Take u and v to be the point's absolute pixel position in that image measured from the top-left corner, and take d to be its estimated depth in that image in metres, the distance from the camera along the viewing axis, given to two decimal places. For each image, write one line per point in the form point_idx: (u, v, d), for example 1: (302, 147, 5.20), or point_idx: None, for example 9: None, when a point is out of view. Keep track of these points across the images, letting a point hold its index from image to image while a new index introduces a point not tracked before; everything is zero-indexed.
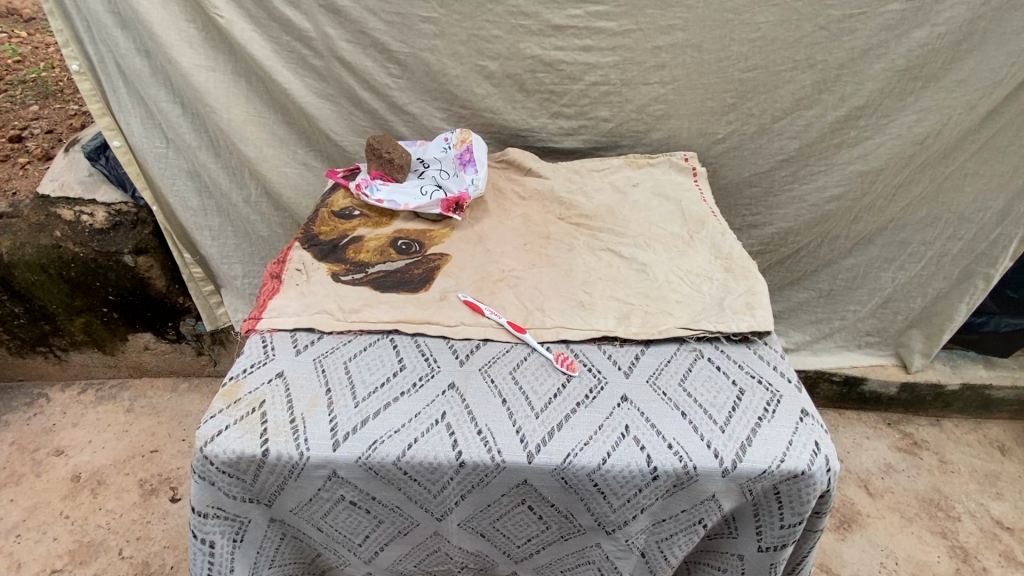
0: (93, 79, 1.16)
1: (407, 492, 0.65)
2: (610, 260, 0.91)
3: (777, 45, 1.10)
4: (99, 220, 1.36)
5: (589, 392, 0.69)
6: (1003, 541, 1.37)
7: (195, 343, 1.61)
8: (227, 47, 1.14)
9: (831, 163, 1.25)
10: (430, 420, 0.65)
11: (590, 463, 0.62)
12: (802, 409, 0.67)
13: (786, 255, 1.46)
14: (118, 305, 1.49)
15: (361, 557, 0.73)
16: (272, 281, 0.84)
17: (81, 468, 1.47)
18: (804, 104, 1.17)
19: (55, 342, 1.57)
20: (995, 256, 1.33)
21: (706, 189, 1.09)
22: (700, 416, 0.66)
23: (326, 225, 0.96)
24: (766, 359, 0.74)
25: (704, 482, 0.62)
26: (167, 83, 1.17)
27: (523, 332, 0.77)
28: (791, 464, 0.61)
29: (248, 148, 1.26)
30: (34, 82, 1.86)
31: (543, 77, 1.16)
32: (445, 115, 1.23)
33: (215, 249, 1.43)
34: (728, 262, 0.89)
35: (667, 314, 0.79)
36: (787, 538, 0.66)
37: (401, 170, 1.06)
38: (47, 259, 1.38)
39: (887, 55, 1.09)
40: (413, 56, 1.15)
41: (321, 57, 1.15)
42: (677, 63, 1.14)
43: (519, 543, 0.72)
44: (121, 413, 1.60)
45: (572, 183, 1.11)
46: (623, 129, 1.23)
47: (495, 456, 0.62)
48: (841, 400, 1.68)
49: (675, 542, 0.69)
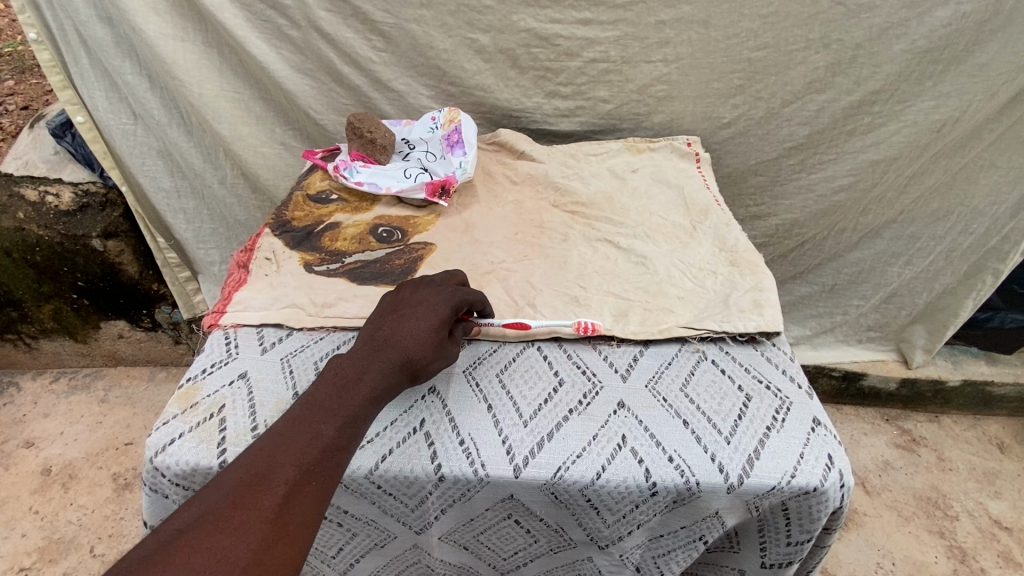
0: (53, 48, 1.07)
1: (382, 506, 0.59)
2: (607, 252, 0.85)
3: (789, 22, 1.03)
4: (64, 202, 1.26)
5: (582, 399, 0.63)
6: (1002, 541, 1.34)
7: (172, 332, 1.54)
8: (198, 15, 1.06)
9: (842, 151, 1.19)
10: (408, 428, 0.59)
11: (583, 477, 0.56)
12: (814, 417, 0.61)
13: (790, 247, 1.41)
14: (88, 291, 1.41)
15: (335, 569, 0.68)
16: (238, 271, 0.77)
17: (52, 462, 1.40)
18: (816, 87, 1.11)
19: (24, 329, 1.50)
20: (1005, 251, 1.28)
21: (709, 176, 1.03)
22: (704, 426, 0.60)
23: (301, 210, 0.89)
24: (774, 361, 0.68)
25: (707, 499, 0.56)
26: (134, 55, 1.10)
27: (531, 322, 0.71)
28: (803, 480, 0.56)
29: (223, 126, 1.19)
30: (8, 56, 1.76)
31: (537, 52, 1.09)
32: (433, 92, 1.16)
33: (190, 233, 1.37)
34: (734, 255, 0.83)
35: (667, 311, 0.74)
36: (793, 556, 0.61)
37: (384, 151, 0.99)
38: (10, 242, 1.29)
39: (907, 35, 1.02)
40: (399, 27, 1.07)
41: (300, 28, 1.07)
42: (681, 40, 1.07)
43: (505, 556, 0.67)
44: (95, 403, 1.54)
45: (567, 167, 1.04)
46: (623, 110, 1.16)
47: (479, 470, 0.56)
48: (840, 395, 1.64)
49: (674, 558, 0.64)
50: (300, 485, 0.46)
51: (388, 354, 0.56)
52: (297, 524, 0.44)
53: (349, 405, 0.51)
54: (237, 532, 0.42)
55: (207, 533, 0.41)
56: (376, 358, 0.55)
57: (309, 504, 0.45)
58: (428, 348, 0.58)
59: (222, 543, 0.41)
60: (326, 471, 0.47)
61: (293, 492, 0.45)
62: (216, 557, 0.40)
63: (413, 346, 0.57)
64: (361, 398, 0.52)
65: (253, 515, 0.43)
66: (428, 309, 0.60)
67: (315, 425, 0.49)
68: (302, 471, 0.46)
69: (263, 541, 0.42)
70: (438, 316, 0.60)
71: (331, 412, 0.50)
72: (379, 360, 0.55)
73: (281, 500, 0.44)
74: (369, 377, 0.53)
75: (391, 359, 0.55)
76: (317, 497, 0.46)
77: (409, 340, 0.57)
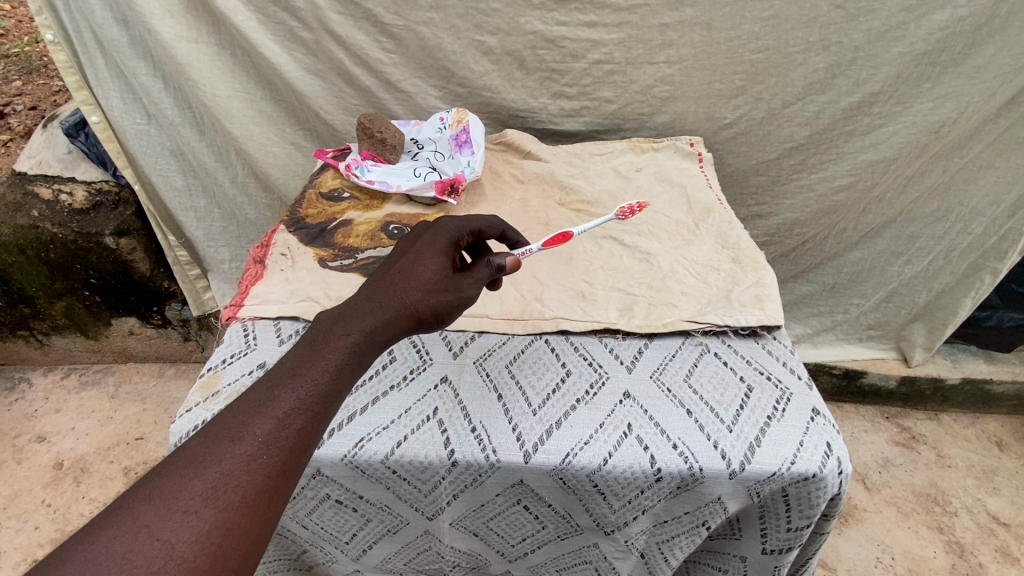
0: (69, 49, 1.10)
1: (397, 491, 0.61)
2: (612, 249, 0.87)
3: (790, 25, 1.05)
4: (78, 200, 1.29)
5: (589, 388, 0.65)
6: (999, 537, 1.35)
7: (181, 328, 1.57)
8: (212, 18, 1.08)
9: (842, 151, 1.21)
10: (421, 416, 0.61)
11: (590, 463, 0.58)
12: (813, 407, 0.63)
13: (791, 247, 1.43)
14: (100, 288, 1.44)
15: (348, 555, 0.70)
16: (254, 266, 0.80)
17: (63, 456, 1.43)
18: (816, 88, 1.13)
19: (36, 326, 1.52)
20: (1003, 250, 1.30)
21: (711, 175, 1.05)
22: (707, 415, 0.63)
23: (313, 207, 0.92)
24: (775, 354, 0.70)
25: (709, 485, 0.58)
26: (148, 56, 1.12)
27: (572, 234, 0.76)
28: (802, 467, 0.58)
29: (234, 126, 1.21)
30: (17, 57, 1.79)
31: (543, 53, 1.11)
32: (441, 93, 1.18)
33: (201, 231, 1.39)
34: (735, 252, 0.85)
35: (671, 306, 0.76)
36: (792, 541, 0.64)
37: (393, 150, 1.01)
38: (25, 240, 1.32)
39: (905, 38, 1.04)
40: (409, 29, 1.09)
41: (311, 29, 1.09)
42: (684, 42, 1.09)
43: (513, 543, 0.69)
44: (106, 399, 1.56)
45: (573, 166, 1.06)
46: (627, 111, 1.18)
47: (490, 455, 0.58)
48: (840, 393, 1.66)
49: (677, 544, 0.66)
50: (258, 448, 0.40)
51: (370, 303, 0.51)
52: (255, 492, 0.39)
53: (320, 361, 0.45)
54: (182, 504, 0.37)
55: (143, 507, 0.36)
56: (353, 311, 0.50)
57: (273, 466, 0.40)
58: (424, 290, 0.54)
59: (161, 518, 0.36)
60: (289, 431, 0.41)
61: (248, 457, 0.39)
62: (159, 531, 0.35)
63: (399, 292, 0.53)
64: (334, 352, 0.46)
65: (200, 485, 0.38)
66: (426, 245, 0.58)
67: (278, 384, 0.44)
68: (260, 434, 0.40)
69: (215, 512, 0.37)
70: (434, 259, 0.57)
71: (298, 369, 0.45)
72: (358, 312, 0.50)
73: (235, 466, 0.39)
74: (344, 330, 0.48)
75: (373, 308, 0.51)
76: (280, 462, 0.40)
77: (396, 286, 0.53)
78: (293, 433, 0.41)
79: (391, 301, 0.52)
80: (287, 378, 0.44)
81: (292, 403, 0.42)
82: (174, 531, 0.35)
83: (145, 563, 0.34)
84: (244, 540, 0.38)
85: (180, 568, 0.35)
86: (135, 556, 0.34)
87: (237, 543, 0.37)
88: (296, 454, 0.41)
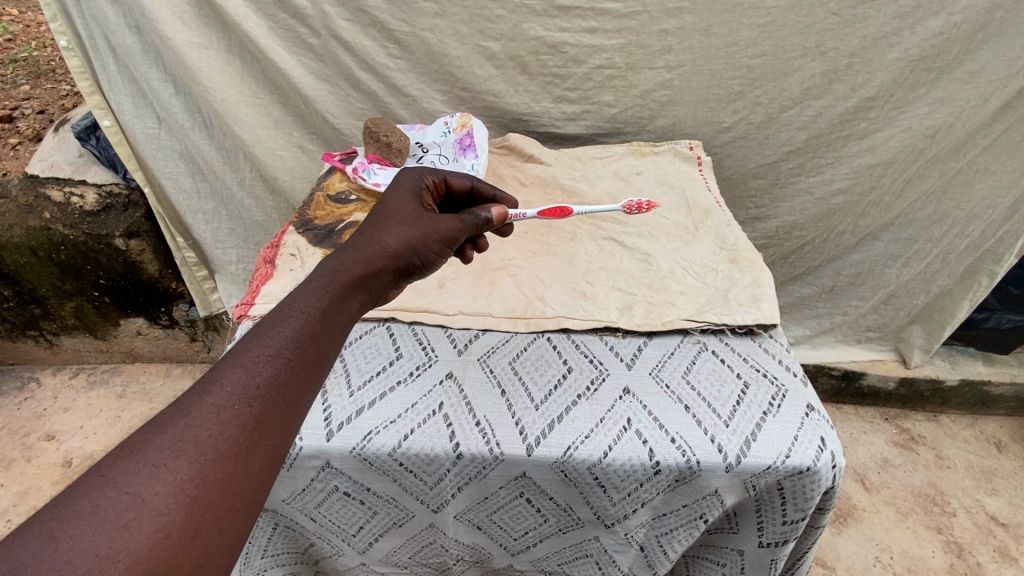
0: (83, 55, 1.12)
1: (403, 484, 0.63)
2: (612, 250, 0.89)
3: (787, 31, 1.08)
4: (89, 202, 1.32)
5: (590, 384, 0.67)
6: (998, 537, 1.36)
7: (188, 329, 1.59)
8: (222, 25, 1.11)
9: (839, 155, 1.23)
10: (427, 410, 0.64)
11: (590, 456, 0.60)
12: (808, 403, 0.65)
13: (790, 249, 1.45)
14: (110, 289, 1.46)
15: (355, 548, 0.72)
16: (265, 266, 0.82)
17: (72, 454, 1.45)
18: (814, 93, 1.15)
19: (46, 326, 1.55)
20: (1000, 252, 1.32)
21: (710, 178, 1.07)
22: (704, 410, 0.64)
23: (322, 209, 0.94)
24: (771, 352, 0.72)
25: (707, 477, 0.60)
26: (159, 61, 1.14)
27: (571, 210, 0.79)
28: (797, 460, 0.60)
29: (243, 130, 1.24)
30: (25, 62, 1.81)
31: (546, 59, 1.13)
32: (446, 97, 1.21)
33: (209, 233, 1.42)
34: (733, 253, 0.87)
35: (670, 305, 0.78)
36: (788, 534, 0.65)
37: (399, 154, 1.03)
38: (36, 242, 1.34)
39: (901, 44, 1.06)
40: (414, 35, 1.12)
41: (319, 35, 1.12)
42: (683, 48, 1.11)
43: (516, 536, 0.71)
44: (113, 398, 1.59)
45: (575, 170, 1.08)
46: (627, 114, 1.21)
47: (494, 448, 0.60)
48: (840, 394, 1.68)
49: (676, 537, 0.68)
50: (230, 400, 0.38)
51: (343, 259, 0.53)
52: (230, 444, 0.37)
53: (290, 319, 0.44)
54: (151, 456, 0.34)
55: (110, 464, 0.34)
56: (323, 272, 0.51)
57: (247, 418, 0.38)
58: (401, 242, 0.57)
59: (130, 472, 0.34)
60: (262, 383, 0.40)
61: (219, 409, 0.38)
62: (127, 486, 0.33)
63: (373, 249, 0.55)
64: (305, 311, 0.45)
65: (169, 438, 0.36)
66: (396, 207, 0.62)
67: (249, 341, 0.42)
68: (230, 386, 0.39)
69: (186, 464, 0.35)
70: (406, 218, 0.60)
71: (267, 327, 0.44)
72: (328, 271, 0.50)
73: (205, 418, 0.37)
74: (314, 291, 0.48)
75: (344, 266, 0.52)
76: (254, 414, 0.39)
77: (369, 242, 0.56)
78: (266, 386, 0.40)
79: (367, 257, 0.54)
80: (256, 336, 0.43)
81: (261, 356, 0.41)
82: (144, 484, 0.34)
83: (115, 516, 0.32)
84: (222, 493, 0.36)
85: (154, 520, 0.33)
86: (103, 511, 0.32)
87: (215, 496, 0.35)
88: (272, 406, 0.40)
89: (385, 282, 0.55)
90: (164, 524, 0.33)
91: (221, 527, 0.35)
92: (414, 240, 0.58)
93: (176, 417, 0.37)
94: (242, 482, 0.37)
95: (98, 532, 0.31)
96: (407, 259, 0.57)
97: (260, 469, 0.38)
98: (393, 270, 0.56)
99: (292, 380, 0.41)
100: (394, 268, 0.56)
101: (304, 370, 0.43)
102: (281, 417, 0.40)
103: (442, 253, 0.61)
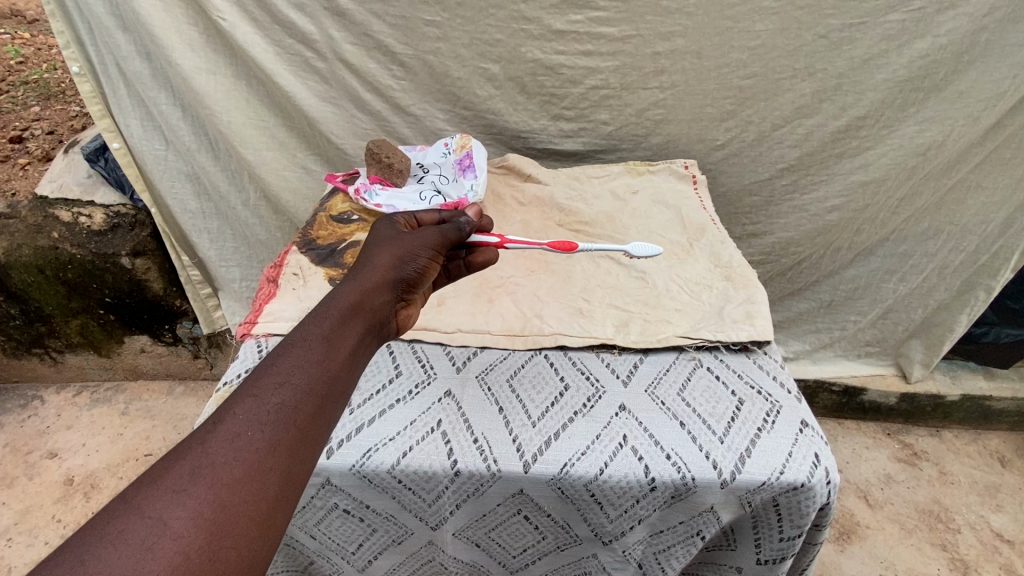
0: (94, 80, 1.15)
1: (402, 500, 0.64)
2: (609, 268, 0.91)
3: (776, 53, 1.10)
4: (97, 222, 1.34)
5: (587, 402, 0.68)
6: (1003, 554, 1.34)
7: (191, 346, 1.60)
8: (229, 50, 1.14)
9: (833, 172, 1.25)
10: (426, 428, 0.65)
11: (587, 473, 0.61)
12: (802, 420, 0.66)
13: (787, 265, 1.46)
14: (115, 307, 1.48)
15: (354, 565, 0.72)
16: (268, 285, 0.84)
17: (74, 472, 1.45)
18: (804, 112, 1.17)
19: (51, 344, 1.57)
20: (996, 268, 1.33)
21: (706, 197, 1.08)
22: (699, 427, 0.65)
23: (324, 229, 0.96)
24: (766, 368, 0.73)
25: (703, 493, 0.61)
26: (168, 86, 1.17)
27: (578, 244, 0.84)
28: (790, 477, 0.60)
29: (248, 151, 1.26)
30: (36, 83, 1.86)
31: (544, 80, 1.16)
32: (448, 116, 1.23)
33: (213, 251, 1.44)
34: (728, 270, 0.88)
35: (666, 322, 0.79)
36: (786, 551, 0.65)
37: (401, 174, 1.05)
38: (44, 260, 1.36)
39: (888, 65, 1.09)
40: (417, 58, 1.15)
41: (325, 60, 1.15)
42: (676, 69, 1.13)
43: (515, 553, 0.71)
44: (116, 416, 1.60)
45: (572, 188, 1.10)
46: (623, 132, 1.23)
47: (491, 465, 0.61)
48: (841, 409, 1.68)
49: (674, 554, 0.68)
50: (243, 427, 0.39)
51: (340, 290, 0.54)
52: (246, 469, 0.38)
53: (297, 348, 0.46)
54: (171, 483, 0.36)
55: (132, 492, 0.35)
56: (322, 302, 0.52)
57: (262, 442, 0.39)
58: (392, 264, 0.58)
59: (149, 498, 0.35)
60: (273, 408, 0.41)
61: (233, 435, 0.39)
62: (147, 510, 0.34)
63: (367, 272, 0.57)
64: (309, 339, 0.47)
65: (187, 467, 0.37)
66: (378, 237, 0.63)
67: (260, 373, 0.44)
68: (242, 414, 0.40)
69: (206, 492, 0.36)
70: (390, 238, 0.62)
71: (275, 358, 0.45)
72: (327, 302, 0.52)
73: (221, 446, 0.38)
74: (316, 319, 0.49)
75: (342, 294, 0.53)
76: (268, 438, 0.40)
77: (363, 273, 0.57)
78: (276, 411, 0.41)
79: (361, 282, 0.55)
80: (265, 367, 0.44)
81: (270, 385, 0.42)
82: (165, 508, 0.34)
83: (137, 540, 0.33)
84: (239, 516, 0.36)
85: (174, 543, 0.34)
86: (127, 534, 0.33)
87: (236, 520, 0.36)
88: (284, 428, 0.41)
89: (387, 302, 0.56)
90: (184, 547, 0.34)
91: (242, 551, 0.36)
92: (404, 260, 0.59)
93: (194, 446, 0.38)
94: (261, 507, 0.37)
95: (124, 555, 0.32)
96: (401, 279, 0.58)
97: (278, 493, 0.39)
98: (391, 290, 0.57)
99: (302, 401, 0.43)
100: (391, 287, 0.57)
101: (314, 394, 0.44)
102: (295, 440, 0.41)
103: (434, 263, 0.62)
